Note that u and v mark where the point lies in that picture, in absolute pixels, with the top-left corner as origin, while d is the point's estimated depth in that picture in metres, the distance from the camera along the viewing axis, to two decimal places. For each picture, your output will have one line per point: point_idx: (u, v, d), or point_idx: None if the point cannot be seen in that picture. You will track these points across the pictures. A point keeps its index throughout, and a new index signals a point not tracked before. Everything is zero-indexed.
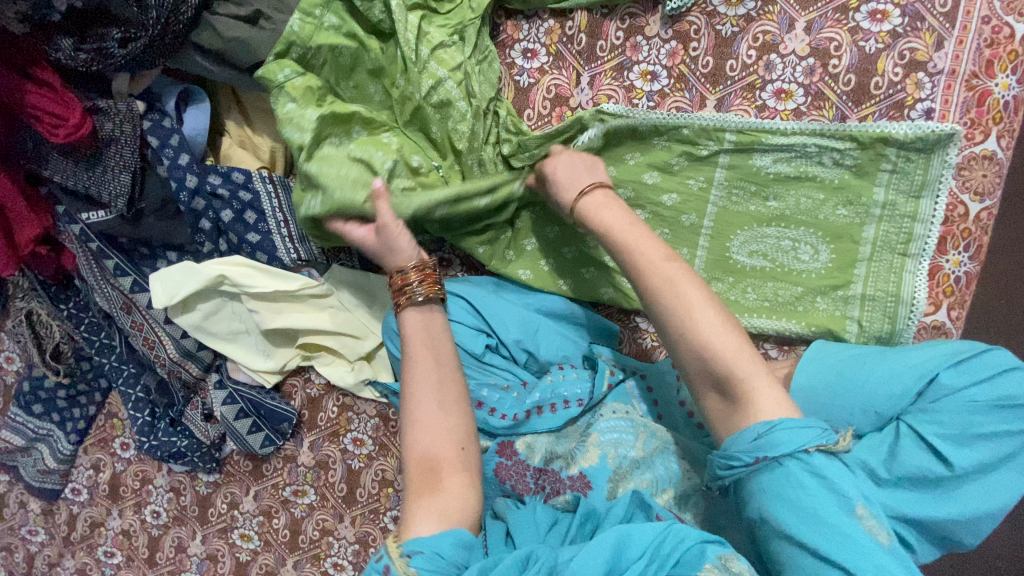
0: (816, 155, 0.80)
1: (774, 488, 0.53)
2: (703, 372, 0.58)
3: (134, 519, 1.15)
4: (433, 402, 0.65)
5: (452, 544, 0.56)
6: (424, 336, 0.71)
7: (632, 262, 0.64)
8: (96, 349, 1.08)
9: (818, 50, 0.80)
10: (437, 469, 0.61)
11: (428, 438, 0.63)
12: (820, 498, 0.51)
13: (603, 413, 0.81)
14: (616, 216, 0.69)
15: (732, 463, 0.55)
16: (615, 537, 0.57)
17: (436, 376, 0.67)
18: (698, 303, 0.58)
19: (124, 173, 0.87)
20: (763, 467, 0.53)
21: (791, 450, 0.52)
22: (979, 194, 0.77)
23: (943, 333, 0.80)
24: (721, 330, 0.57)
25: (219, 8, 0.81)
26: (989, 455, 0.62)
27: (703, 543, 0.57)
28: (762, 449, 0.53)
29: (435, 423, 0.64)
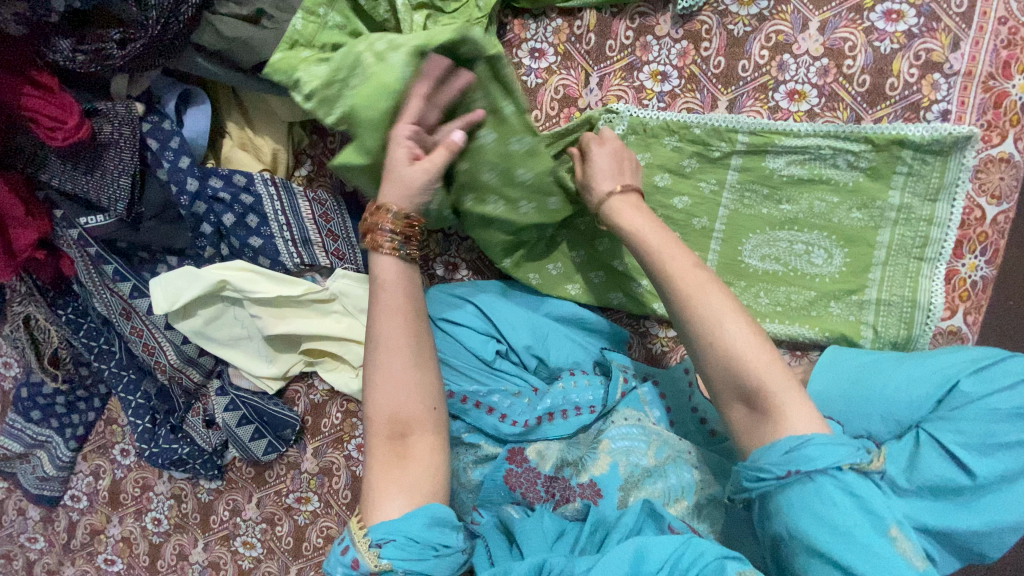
0: (830, 157, 0.78)
1: (801, 503, 0.52)
2: (731, 385, 0.57)
3: (135, 526, 1.13)
4: (404, 363, 0.64)
5: (424, 524, 0.59)
6: (400, 282, 0.67)
7: (658, 265, 0.64)
8: (95, 355, 1.06)
9: (833, 50, 0.78)
10: (406, 432, 0.63)
11: (397, 400, 0.63)
12: (849, 514, 0.51)
13: (614, 420, 0.80)
14: (640, 223, 0.68)
15: (762, 475, 0.54)
16: (635, 547, 0.58)
17: (408, 336, 0.65)
18: (727, 311, 0.58)
19: (124, 176, 0.84)
20: (794, 480, 0.52)
21: (822, 466, 0.52)
22: (996, 197, 0.76)
23: (959, 339, 0.79)
24: (754, 344, 0.56)
25: (221, 8, 0.79)
26: (1011, 465, 0.62)
27: (722, 558, 0.56)
28: (795, 462, 0.52)
29: (402, 384, 0.64)
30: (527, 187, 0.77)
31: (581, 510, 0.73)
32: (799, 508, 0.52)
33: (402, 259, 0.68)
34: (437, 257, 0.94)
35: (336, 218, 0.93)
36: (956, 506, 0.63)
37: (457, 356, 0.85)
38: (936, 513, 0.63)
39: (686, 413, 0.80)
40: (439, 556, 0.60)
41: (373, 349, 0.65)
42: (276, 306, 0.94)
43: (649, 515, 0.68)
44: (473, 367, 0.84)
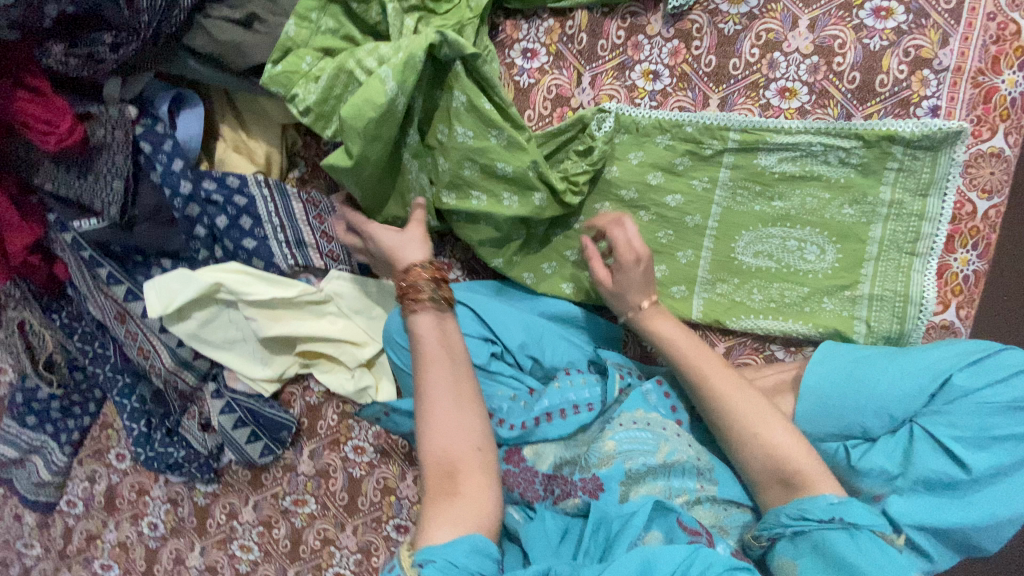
0: (821, 154, 0.79)
1: (838, 546, 0.59)
2: (770, 472, 0.66)
3: (131, 531, 1.13)
4: (449, 404, 0.68)
5: (466, 551, 0.57)
6: (438, 334, 0.74)
7: (697, 372, 0.73)
8: (90, 359, 1.05)
9: (823, 48, 0.79)
10: (454, 472, 0.64)
11: (446, 441, 0.66)
12: (883, 557, 0.58)
13: (621, 422, 0.77)
14: (677, 331, 0.76)
15: (806, 515, 0.62)
16: (643, 555, 0.59)
17: (448, 379, 0.70)
18: (762, 411, 0.68)
19: (117, 180, 0.85)
20: (833, 527, 0.60)
21: (862, 522, 0.60)
22: (986, 191, 0.76)
23: (952, 333, 0.79)
24: (787, 435, 0.67)
25: (212, 11, 0.79)
26: (1005, 458, 0.64)
27: (731, 569, 0.58)
28: (839, 511, 0.60)
29: (452, 426, 0.67)
30: (509, 180, 0.81)
31: (582, 506, 0.74)
32: (846, 554, 0.59)
33: (434, 309, 0.75)
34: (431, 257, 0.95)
35: (330, 220, 0.93)
36: (952, 500, 0.66)
37: None
38: (930, 508, 0.66)
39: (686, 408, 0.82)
40: None
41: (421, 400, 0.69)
42: (271, 307, 0.94)
43: (659, 512, 0.68)
44: None
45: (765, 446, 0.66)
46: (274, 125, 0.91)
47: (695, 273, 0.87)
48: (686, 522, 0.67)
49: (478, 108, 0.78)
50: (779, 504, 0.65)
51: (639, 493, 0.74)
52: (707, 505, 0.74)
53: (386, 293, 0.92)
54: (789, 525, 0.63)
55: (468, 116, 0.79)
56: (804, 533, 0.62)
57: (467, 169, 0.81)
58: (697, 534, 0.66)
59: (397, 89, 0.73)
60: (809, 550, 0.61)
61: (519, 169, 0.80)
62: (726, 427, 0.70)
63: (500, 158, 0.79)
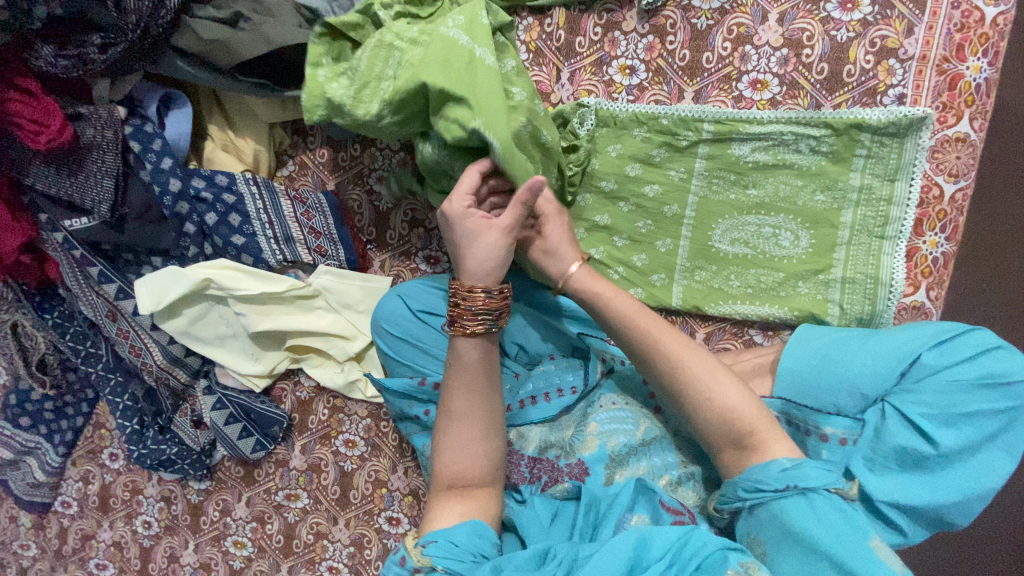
0: (793, 142, 0.81)
1: (798, 516, 0.56)
2: (721, 434, 0.62)
3: (125, 530, 1.14)
4: (480, 429, 0.67)
5: (468, 533, 0.62)
6: (483, 363, 0.69)
7: (645, 338, 0.68)
8: (81, 358, 1.07)
9: (792, 40, 0.81)
10: (468, 483, 0.66)
11: (463, 462, 0.66)
12: (842, 521, 0.56)
13: (602, 404, 0.81)
14: (614, 292, 0.73)
15: (760, 487, 0.59)
16: (633, 540, 0.57)
17: (481, 406, 0.67)
18: (712, 373, 0.64)
19: (107, 179, 0.87)
20: (789, 493, 0.58)
21: (817, 484, 0.57)
22: (953, 175, 0.78)
23: (923, 313, 0.82)
24: (741, 398, 0.62)
25: (198, 11, 0.83)
26: (975, 435, 0.64)
27: (725, 549, 0.57)
28: (791, 478, 0.57)
29: (477, 449, 0.66)
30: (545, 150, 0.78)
31: (570, 491, 0.73)
32: (798, 523, 0.56)
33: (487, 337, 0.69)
34: (419, 251, 0.93)
35: (318, 216, 0.94)
36: (923, 477, 0.66)
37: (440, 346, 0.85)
38: (900, 485, 0.65)
39: None
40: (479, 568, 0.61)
41: (448, 416, 0.67)
42: (260, 303, 0.96)
43: (643, 494, 0.70)
44: None
45: (718, 410, 0.62)
46: (261, 124, 0.93)
47: (675, 260, 0.90)
48: (668, 502, 0.68)
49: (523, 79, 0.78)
50: (734, 476, 0.62)
51: (623, 476, 0.76)
52: (690, 485, 0.75)
53: (374, 289, 0.94)
54: (747, 499, 0.60)
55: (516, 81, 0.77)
56: (762, 505, 0.59)
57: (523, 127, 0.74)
58: (680, 513, 0.67)
59: (474, 42, 0.70)
60: (767, 521, 0.59)
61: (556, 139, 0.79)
62: (678, 393, 0.65)
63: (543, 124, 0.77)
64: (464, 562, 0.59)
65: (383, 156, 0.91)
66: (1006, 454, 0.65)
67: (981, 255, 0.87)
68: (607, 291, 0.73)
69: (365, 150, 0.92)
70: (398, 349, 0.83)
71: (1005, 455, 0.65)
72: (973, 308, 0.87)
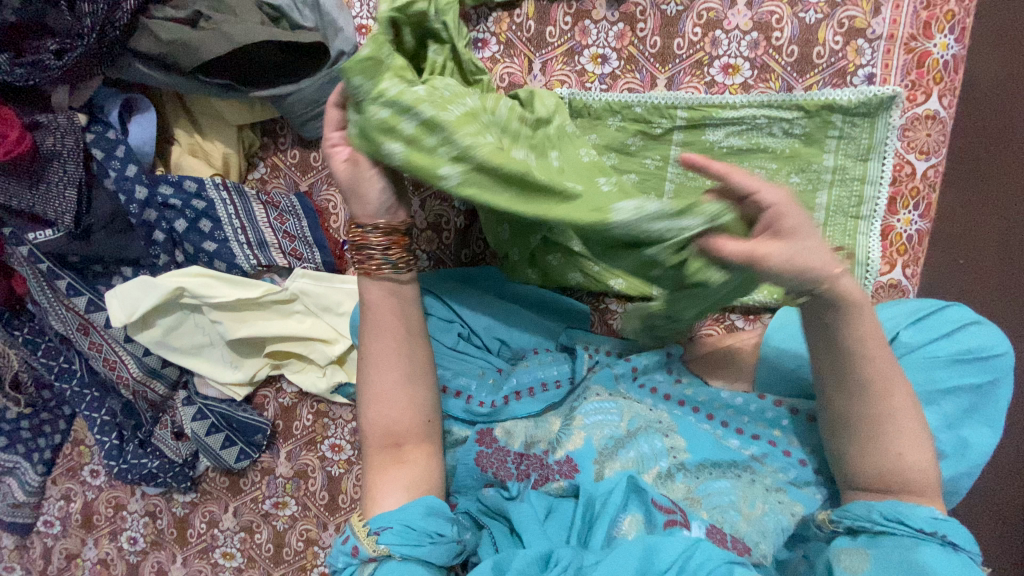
0: (766, 126, 0.81)
1: (930, 559, 0.54)
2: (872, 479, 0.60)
3: (110, 547, 1.12)
4: (398, 376, 0.69)
5: (420, 515, 0.64)
6: (390, 302, 0.69)
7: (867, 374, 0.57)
8: (55, 374, 1.03)
9: (761, 24, 0.81)
10: (401, 443, 0.69)
11: (389, 414, 0.68)
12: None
13: (587, 396, 0.81)
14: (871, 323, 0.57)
15: (903, 521, 0.56)
16: (642, 547, 0.58)
17: (396, 353, 0.69)
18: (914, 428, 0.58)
19: (70, 189, 0.84)
20: (928, 540, 0.55)
21: (962, 544, 0.55)
22: (924, 152, 0.79)
23: (900, 291, 0.83)
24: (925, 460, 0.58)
25: (157, 13, 0.80)
26: (953, 410, 0.65)
27: (729, 563, 0.57)
28: (940, 526, 0.55)
29: (399, 400, 0.68)
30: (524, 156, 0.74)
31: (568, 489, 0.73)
32: (930, 564, 0.53)
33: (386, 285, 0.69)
34: None
35: (292, 219, 0.93)
36: None
37: None
38: None
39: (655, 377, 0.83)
40: (439, 547, 0.63)
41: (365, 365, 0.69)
42: (236, 310, 0.94)
43: (635, 492, 0.69)
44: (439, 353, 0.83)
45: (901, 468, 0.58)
46: (228, 126, 0.92)
47: None
48: (660, 500, 0.68)
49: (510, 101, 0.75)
50: (870, 501, 0.60)
51: (612, 469, 0.74)
52: (681, 477, 0.74)
53: (352, 292, 0.92)
54: (880, 523, 0.57)
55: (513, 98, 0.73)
56: (891, 534, 0.57)
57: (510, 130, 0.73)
58: (671, 512, 0.67)
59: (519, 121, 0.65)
60: (889, 551, 0.56)
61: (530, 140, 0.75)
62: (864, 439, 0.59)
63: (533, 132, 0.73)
64: (419, 539, 0.62)
65: None
66: (986, 428, 0.66)
67: (965, 229, 0.84)
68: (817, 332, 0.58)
69: None
70: None
71: (987, 430, 0.66)
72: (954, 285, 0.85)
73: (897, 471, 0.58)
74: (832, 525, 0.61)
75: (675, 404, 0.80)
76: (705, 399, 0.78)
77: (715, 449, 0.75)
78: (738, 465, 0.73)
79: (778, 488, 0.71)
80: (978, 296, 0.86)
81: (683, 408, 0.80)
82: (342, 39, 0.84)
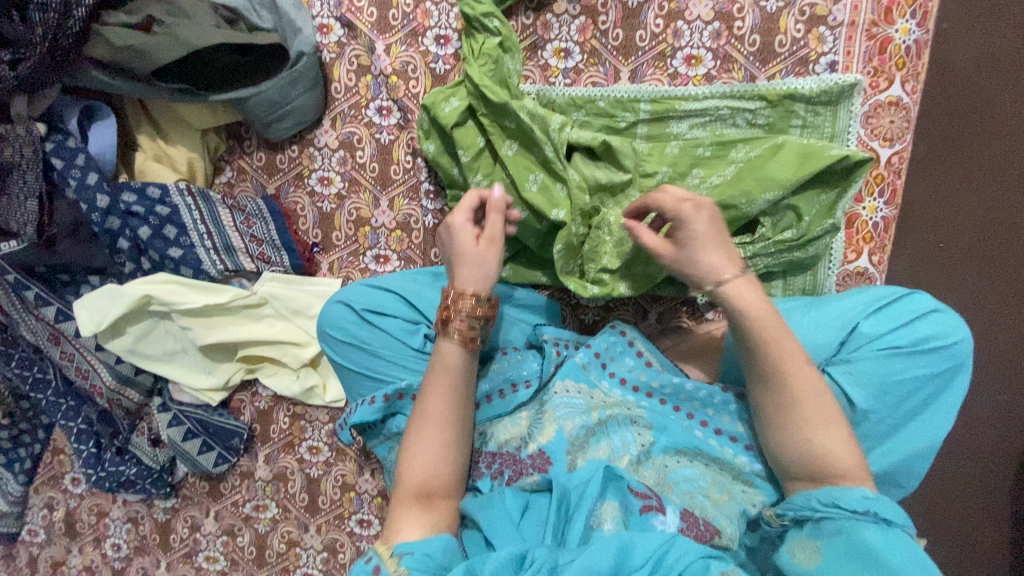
0: (729, 117, 0.80)
1: (869, 535, 0.55)
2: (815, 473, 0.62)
3: (95, 554, 1.12)
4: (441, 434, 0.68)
5: (440, 547, 0.59)
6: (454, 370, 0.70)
7: None
8: (29, 385, 1.02)
9: (722, 14, 0.81)
10: (431, 492, 0.66)
11: (424, 464, 0.67)
12: (905, 546, 0.54)
13: (556, 390, 0.80)
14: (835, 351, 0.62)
15: (839, 504, 0.58)
16: (618, 541, 0.56)
17: (451, 413, 0.69)
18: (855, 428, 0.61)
19: (30, 200, 0.84)
20: (866, 519, 0.56)
21: (895, 519, 0.56)
22: (888, 139, 0.80)
23: (868, 279, 0.84)
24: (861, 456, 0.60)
25: (109, 19, 0.79)
26: (906, 396, 0.66)
27: (706, 557, 0.56)
28: (871, 503, 0.57)
29: (431, 455, 0.67)
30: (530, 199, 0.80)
31: (541, 483, 0.70)
32: (869, 541, 0.54)
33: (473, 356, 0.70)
34: (367, 250, 0.93)
35: (258, 223, 0.92)
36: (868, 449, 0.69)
37: (387, 347, 0.80)
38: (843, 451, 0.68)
39: (630, 371, 0.80)
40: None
41: (420, 420, 0.68)
42: (206, 316, 0.93)
43: (611, 480, 0.69)
44: (403, 356, 0.79)
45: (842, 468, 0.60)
46: (192, 131, 0.92)
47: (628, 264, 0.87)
48: (636, 487, 0.68)
49: (528, 143, 0.80)
50: (808, 489, 0.62)
51: (585, 459, 0.74)
52: (650, 464, 0.74)
53: (323, 294, 0.92)
54: (818, 509, 0.59)
55: (532, 155, 0.81)
56: (832, 519, 0.58)
57: (532, 184, 0.80)
58: (647, 497, 0.67)
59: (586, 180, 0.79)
60: (831, 534, 0.57)
61: (545, 186, 0.80)
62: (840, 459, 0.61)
63: (554, 183, 0.80)
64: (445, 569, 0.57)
65: (321, 156, 0.92)
66: (946, 415, 0.67)
67: (944, 214, 0.79)
68: (747, 340, 0.63)
69: (302, 150, 0.93)
70: (344, 353, 0.82)
71: (944, 416, 0.67)
72: (926, 270, 0.82)
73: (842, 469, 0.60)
74: (778, 519, 0.63)
75: (643, 396, 0.79)
76: (670, 391, 0.77)
77: (682, 438, 0.75)
78: (706, 454, 0.74)
79: (744, 475, 0.72)
80: (961, 283, 0.80)
81: (653, 397, 0.79)
82: (300, 39, 0.84)
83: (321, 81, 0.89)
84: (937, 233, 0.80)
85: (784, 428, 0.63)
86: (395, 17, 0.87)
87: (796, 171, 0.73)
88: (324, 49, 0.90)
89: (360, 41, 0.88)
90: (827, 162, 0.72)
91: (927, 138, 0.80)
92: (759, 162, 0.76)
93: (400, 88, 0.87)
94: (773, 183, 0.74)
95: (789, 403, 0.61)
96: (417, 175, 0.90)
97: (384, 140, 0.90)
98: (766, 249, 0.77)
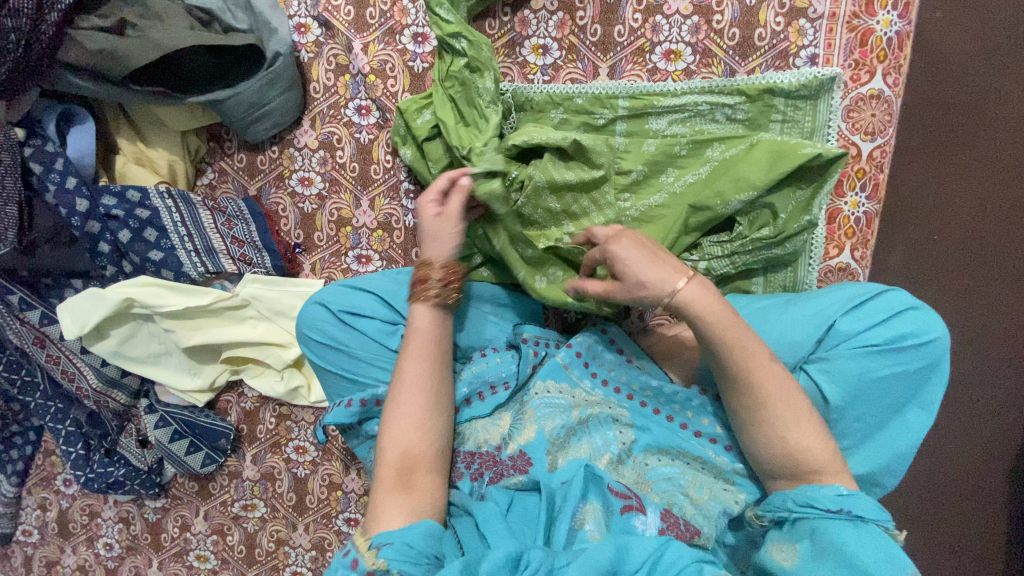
0: (708, 112, 0.79)
1: (843, 536, 0.55)
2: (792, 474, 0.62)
3: (88, 553, 1.13)
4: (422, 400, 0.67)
5: (421, 535, 0.58)
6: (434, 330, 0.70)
7: None
8: (18, 388, 1.03)
9: (701, 7, 0.80)
10: (413, 468, 0.64)
11: (403, 437, 0.65)
12: (880, 544, 0.54)
13: (536, 391, 0.79)
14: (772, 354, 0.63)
15: (812, 503, 0.58)
16: (613, 546, 0.54)
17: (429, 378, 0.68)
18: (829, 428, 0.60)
19: (10, 206, 0.83)
20: (841, 517, 0.56)
21: (868, 515, 0.56)
22: (869, 133, 0.78)
23: (849, 274, 0.82)
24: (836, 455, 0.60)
25: (82, 23, 0.79)
26: (883, 394, 0.66)
27: (700, 561, 0.54)
28: (845, 502, 0.57)
29: (410, 425, 0.66)
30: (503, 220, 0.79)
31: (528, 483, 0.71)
32: (842, 543, 0.54)
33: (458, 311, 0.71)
34: (349, 250, 0.92)
35: (240, 224, 0.93)
36: (848, 448, 0.68)
37: (366, 349, 0.80)
38: None
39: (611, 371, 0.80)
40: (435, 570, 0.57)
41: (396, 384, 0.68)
42: (188, 318, 0.94)
43: (592, 481, 0.68)
44: (381, 357, 0.79)
45: (815, 468, 0.60)
46: (172, 134, 0.92)
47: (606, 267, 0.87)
48: (615, 487, 0.67)
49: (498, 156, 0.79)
50: (786, 490, 0.62)
51: (566, 459, 0.74)
52: (630, 463, 0.74)
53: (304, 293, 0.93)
54: (793, 510, 0.59)
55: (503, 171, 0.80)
56: (807, 519, 0.58)
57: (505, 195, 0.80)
58: (627, 498, 0.67)
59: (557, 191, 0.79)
60: (807, 534, 0.58)
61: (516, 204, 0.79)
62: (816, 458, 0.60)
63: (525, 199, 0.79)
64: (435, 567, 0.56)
65: (302, 156, 0.92)
66: (924, 412, 0.66)
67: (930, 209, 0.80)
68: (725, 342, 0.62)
69: (283, 151, 0.93)
70: (323, 353, 0.82)
71: (922, 413, 0.66)
72: (919, 263, 0.83)
73: (818, 470, 0.60)
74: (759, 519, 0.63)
75: (625, 396, 0.79)
76: (650, 391, 0.77)
77: (663, 437, 0.75)
78: (687, 453, 0.74)
79: (727, 473, 0.72)
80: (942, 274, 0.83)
81: (634, 397, 0.78)
82: (276, 40, 0.84)
83: (299, 80, 0.89)
84: (927, 225, 0.82)
85: (759, 428, 0.62)
86: (372, 15, 0.86)
87: (769, 171, 0.73)
88: (302, 48, 0.89)
89: (337, 40, 0.88)
90: (802, 160, 0.71)
91: (916, 129, 0.80)
92: (734, 160, 0.76)
93: (378, 87, 0.86)
94: (746, 184, 0.73)
95: (765, 404, 0.61)
96: (397, 175, 0.89)
97: (363, 140, 0.89)
98: (743, 246, 0.77)
